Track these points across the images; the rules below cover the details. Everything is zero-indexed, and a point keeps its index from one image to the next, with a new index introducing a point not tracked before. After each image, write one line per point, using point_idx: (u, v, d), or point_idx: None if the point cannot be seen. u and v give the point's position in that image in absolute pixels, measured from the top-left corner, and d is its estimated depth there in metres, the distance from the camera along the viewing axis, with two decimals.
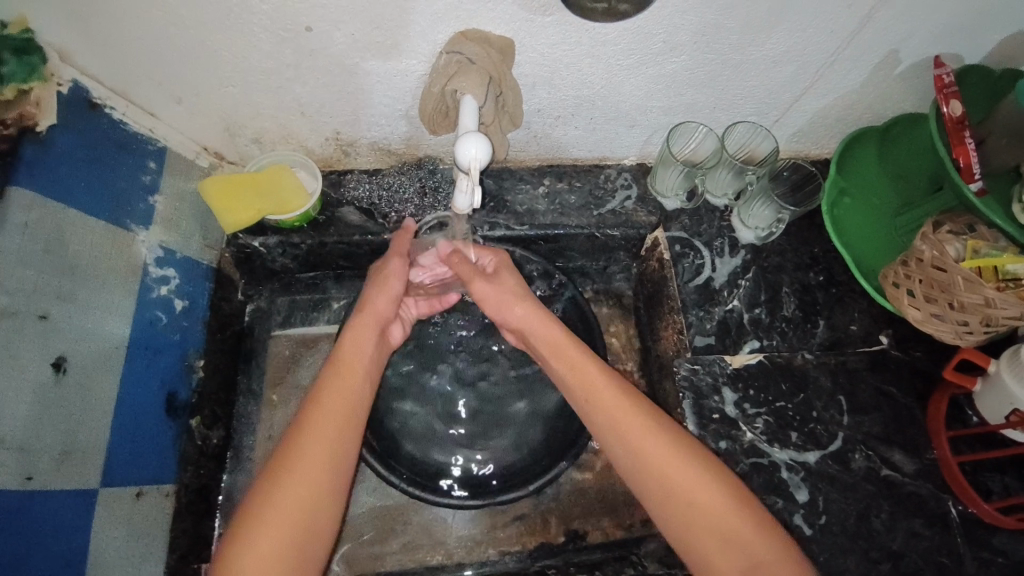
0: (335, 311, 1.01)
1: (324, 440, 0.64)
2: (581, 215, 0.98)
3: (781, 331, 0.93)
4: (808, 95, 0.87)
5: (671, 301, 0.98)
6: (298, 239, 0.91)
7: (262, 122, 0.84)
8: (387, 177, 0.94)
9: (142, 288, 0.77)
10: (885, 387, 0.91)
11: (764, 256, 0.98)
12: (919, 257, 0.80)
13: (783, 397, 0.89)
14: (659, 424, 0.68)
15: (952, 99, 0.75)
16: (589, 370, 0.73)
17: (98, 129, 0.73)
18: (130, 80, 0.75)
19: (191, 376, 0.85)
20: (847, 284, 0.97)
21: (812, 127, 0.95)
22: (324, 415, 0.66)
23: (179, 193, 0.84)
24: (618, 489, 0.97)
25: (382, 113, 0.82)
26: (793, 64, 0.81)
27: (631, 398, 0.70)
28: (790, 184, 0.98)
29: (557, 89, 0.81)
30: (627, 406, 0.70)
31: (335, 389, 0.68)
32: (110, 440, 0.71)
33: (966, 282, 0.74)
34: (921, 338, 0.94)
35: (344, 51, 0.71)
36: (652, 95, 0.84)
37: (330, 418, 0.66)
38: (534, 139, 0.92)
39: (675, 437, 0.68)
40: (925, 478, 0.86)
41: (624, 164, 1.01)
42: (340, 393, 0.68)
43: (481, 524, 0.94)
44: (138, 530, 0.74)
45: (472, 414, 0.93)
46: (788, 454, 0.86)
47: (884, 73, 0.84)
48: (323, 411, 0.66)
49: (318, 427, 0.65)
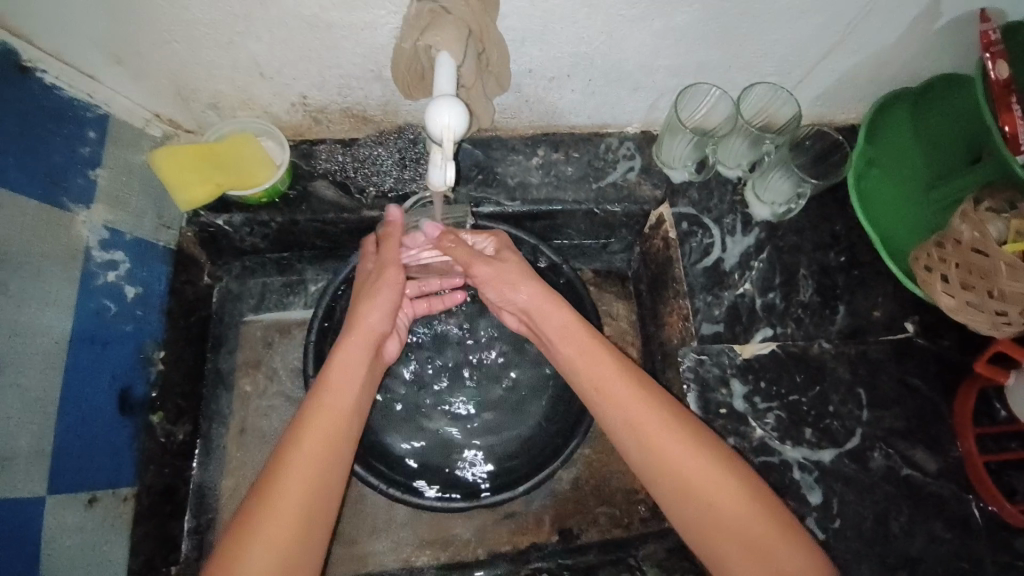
0: (310, 295, 0.95)
1: (294, 503, 0.57)
2: (579, 189, 0.89)
3: (796, 317, 0.85)
4: (839, 51, 0.77)
5: (676, 285, 0.89)
6: (267, 217, 0.83)
7: (217, 85, 0.75)
8: (362, 149, 0.85)
9: (85, 276, 0.70)
10: (909, 378, 0.83)
11: (781, 235, 0.89)
12: (957, 238, 0.70)
13: (796, 391, 0.82)
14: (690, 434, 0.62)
15: (999, 60, 0.65)
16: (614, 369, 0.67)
17: (28, 95, 0.65)
18: (60, 36, 0.65)
19: (149, 369, 0.79)
20: (871, 264, 0.88)
21: (838, 89, 0.85)
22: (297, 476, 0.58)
23: (127, 166, 0.76)
24: (617, 483, 0.91)
25: (352, 74, 0.73)
26: (824, 15, 0.70)
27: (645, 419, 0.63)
28: (812, 154, 0.88)
29: (551, 46, 0.71)
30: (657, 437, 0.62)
31: (315, 438, 0.60)
32: (55, 443, 0.65)
33: (1010, 268, 0.65)
34: (950, 324, 0.86)
35: (299, 2, 0.61)
36: (659, 52, 0.74)
37: (305, 471, 0.58)
38: (526, 103, 0.83)
39: (714, 478, 0.60)
40: (948, 478, 0.79)
41: (627, 131, 0.91)
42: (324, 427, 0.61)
43: (468, 522, 0.89)
44: (93, 540, 0.69)
45: (460, 406, 0.86)
46: (801, 452, 0.79)
47: (924, 27, 0.74)
48: (296, 469, 0.58)
49: (288, 489, 0.57)
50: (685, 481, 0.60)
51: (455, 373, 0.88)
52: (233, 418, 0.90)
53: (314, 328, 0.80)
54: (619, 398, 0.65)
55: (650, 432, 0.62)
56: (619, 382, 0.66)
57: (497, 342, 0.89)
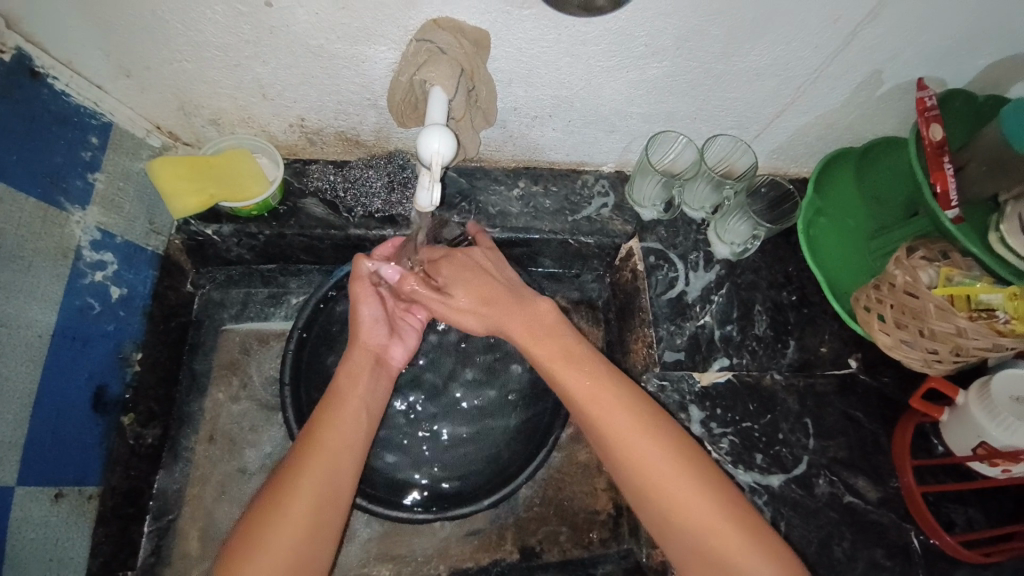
0: (292, 308, 0.97)
1: (313, 488, 0.61)
2: (555, 220, 0.95)
3: (751, 349, 0.91)
4: (789, 111, 0.86)
5: (642, 314, 0.95)
6: (255, 229, 0.87)
7: (219, 102, 0.79)
8: (353, 170, 0.89)
9: (73, 273, 0.72)
10: (852, 411, 0.89)
11: (738, 273, 0.96)
12: (891, 282, 0.77)
13: (749, 417, 0.87)
14: (661, 429, 0.64)
15: (932, 123, 0.73)
16: (592, 387, 0.66)
17: (37, 99, 0.68)
18: (73, 46, 0.69)
19: (126, 371, 0.80)
20: (820, 304, 0.95)
21: (792, 144, 0.93)
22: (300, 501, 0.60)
23: (124, 172, 0.79)
24: (579, 505, 0.94)
25: (349, 101, 0.78)
26: (777, 78, 0.78)
27: (615, 403, 0.65)
28: (766, 200, 0.97)
29: (534, 87, 0.77)
30: (622, 430, 0.64)
31: (330, 431, 0.65)
32: (28, 434, 0.66)
33: (938, 310, 0.72)
34: (889, 362, 0.93)
35: (306, 31, 0.67)
36: (633, 100, 0.81)
37: (320, 457, 0.63)
38: (510, 139, 0.89)
39: (675, 467, 0.62)
40: (888, 507, 0.84)
41: (602, 170, 0.98)
42: (335, 424, 0.66)
43: (432, 536, 0.90)
44: (55, 536, 0.69)
45: (429, 422, 0.89)
46: (752, 476, 0.83)
47: (867, 94, 0.83)
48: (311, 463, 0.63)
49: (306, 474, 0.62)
50: (672, 502, 0.62)
51: (430, 388, 0.90)
52: (203, 426, 0.90)
53: (290, 344, 0.82)
54: (589, 400, 0.66)
55: (636, 455, 0.63)
56: (584, 381, 0.67)
57: (471, 362, 0.92)
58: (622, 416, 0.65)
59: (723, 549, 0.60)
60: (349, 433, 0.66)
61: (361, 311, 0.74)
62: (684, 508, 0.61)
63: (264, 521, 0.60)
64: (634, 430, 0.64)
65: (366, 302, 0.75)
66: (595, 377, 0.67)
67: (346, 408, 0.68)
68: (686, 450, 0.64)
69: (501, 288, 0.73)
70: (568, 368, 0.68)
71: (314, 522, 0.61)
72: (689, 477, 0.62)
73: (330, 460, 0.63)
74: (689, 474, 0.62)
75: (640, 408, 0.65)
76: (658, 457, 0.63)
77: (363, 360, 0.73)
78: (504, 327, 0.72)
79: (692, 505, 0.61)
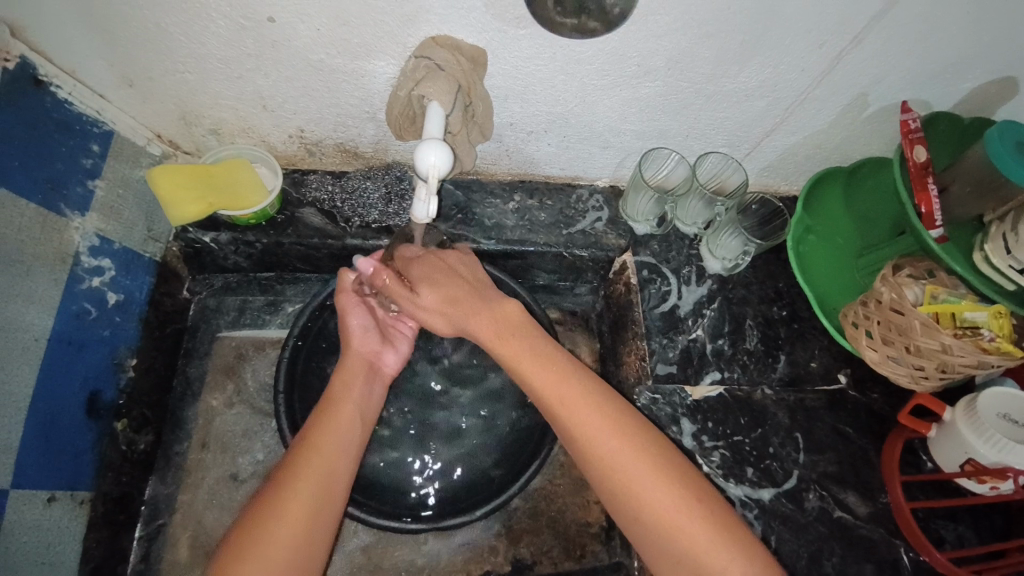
0: (287, 316, 0.97)
1: (311, 486, 0.62)
2: (551, 233, 0.96)
3: (742, 363, 0.92)
4: (779, 131, 0.87)
5: (635, 327, 0.96)
6: (252, 238, 0.87)
7: (220, 113, 0.80)
8: (351, 181, 0.91)
9: (71, 278, 0.72)
10: (841, 426, 0.90)
11: (730, 288, 0.97)
12: (878, 299, 0.78)
13: (740, 431, 0.88)
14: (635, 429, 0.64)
15: (915, 145, 0.75)
16: (560, 384, 0.66)
17: (40, 106, 0.69)
18: (77, 56, 0.70)
19: (121, 376, 0.80)
20: (810, 320, 0.97)
21: (782, 162, 0.95)
22: (299, 499, 0.61)
23: (123, 180, 0.80)
24: (571, 516, 0.94)
25: (349, 114, 0.80)
26: (766, 99, 0.80)
27: (586, 401, 0.65)
28: (758, 217, 0.96)
29: (531, 104, 0.79)
30: (592, 430, 0.64)
31: (328, 432, 0.66)
32: (22, 438, 0.66)
33: (923, 327, 0.73)
34: (878, 378, 0.94)
35: (308, 46, 0.68)
36: (626, 117, 0.83)
37: (316, 456, 0.64)
38: (506, 153, 0.91)
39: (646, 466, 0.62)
40: (878, 522, 0.84)
41: (597, 185, 1.00)
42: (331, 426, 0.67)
43: (425, 547, 0.90)
44: (47, 540, 0.69)
45: (422, 431, 0.89)
46: (742, 490, 0.84)
47: (854, 115, 0.85)
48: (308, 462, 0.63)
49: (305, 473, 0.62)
50: (642, 503, 0.61)
51: (423, 398, 0.91)
52: (196, 433, 0.90)
53: (285, 354, 0.83)
54: (559, 399, 0.65)
55: (603, 451, 0.63)
56: (556, 380, 0.66)
57: (464, 372, 0.93)
58: (592, 415, 0.64)
59: (694, 548, 0.59)
60: (345, 435, 0.67)
61: (349, 320, 0.78)
62: (654, 507, 0.61)
63: (262, 519, 0.60)
64: (605, 428, 0.64)
65: (355, 312, 0.78)
66: (564, 375, 0.67)
67: (342, 411, 0.69)
68: (661, 451, 0.63)
69: (464, 289, 0.74)
70: (536, 366, 0.67)
71: (311, 520, 0.61)
72: (662, 478, 0.62)
73: (327, 459, 0.64)
74: (661, 473, 0.62)
75: (613, 408, 0.65)
76: (630, 456, 0.62)
77: (358, 368, 0.75)
78: (466, 325, 0.72)
79: (662, 502, 0.61)
